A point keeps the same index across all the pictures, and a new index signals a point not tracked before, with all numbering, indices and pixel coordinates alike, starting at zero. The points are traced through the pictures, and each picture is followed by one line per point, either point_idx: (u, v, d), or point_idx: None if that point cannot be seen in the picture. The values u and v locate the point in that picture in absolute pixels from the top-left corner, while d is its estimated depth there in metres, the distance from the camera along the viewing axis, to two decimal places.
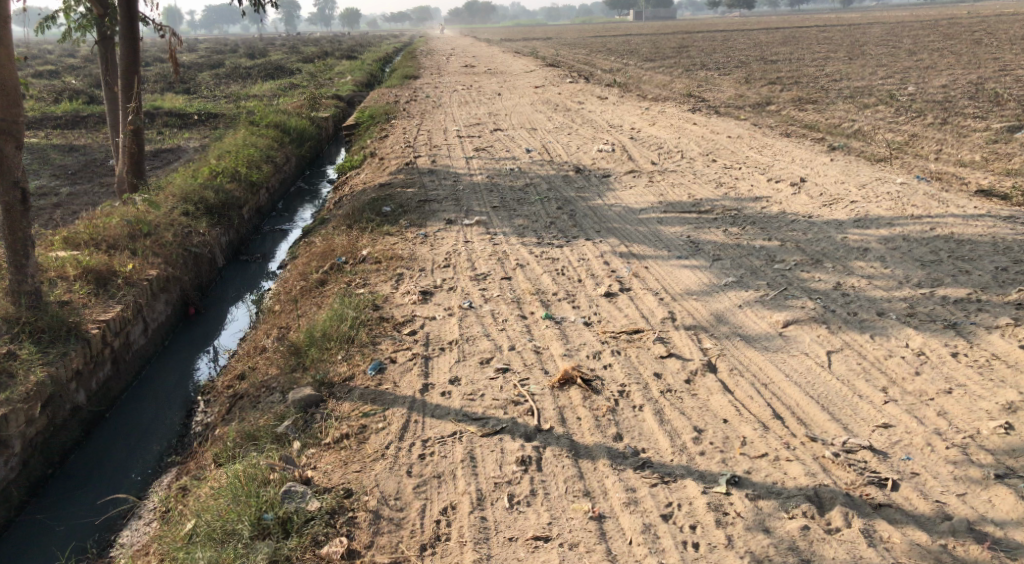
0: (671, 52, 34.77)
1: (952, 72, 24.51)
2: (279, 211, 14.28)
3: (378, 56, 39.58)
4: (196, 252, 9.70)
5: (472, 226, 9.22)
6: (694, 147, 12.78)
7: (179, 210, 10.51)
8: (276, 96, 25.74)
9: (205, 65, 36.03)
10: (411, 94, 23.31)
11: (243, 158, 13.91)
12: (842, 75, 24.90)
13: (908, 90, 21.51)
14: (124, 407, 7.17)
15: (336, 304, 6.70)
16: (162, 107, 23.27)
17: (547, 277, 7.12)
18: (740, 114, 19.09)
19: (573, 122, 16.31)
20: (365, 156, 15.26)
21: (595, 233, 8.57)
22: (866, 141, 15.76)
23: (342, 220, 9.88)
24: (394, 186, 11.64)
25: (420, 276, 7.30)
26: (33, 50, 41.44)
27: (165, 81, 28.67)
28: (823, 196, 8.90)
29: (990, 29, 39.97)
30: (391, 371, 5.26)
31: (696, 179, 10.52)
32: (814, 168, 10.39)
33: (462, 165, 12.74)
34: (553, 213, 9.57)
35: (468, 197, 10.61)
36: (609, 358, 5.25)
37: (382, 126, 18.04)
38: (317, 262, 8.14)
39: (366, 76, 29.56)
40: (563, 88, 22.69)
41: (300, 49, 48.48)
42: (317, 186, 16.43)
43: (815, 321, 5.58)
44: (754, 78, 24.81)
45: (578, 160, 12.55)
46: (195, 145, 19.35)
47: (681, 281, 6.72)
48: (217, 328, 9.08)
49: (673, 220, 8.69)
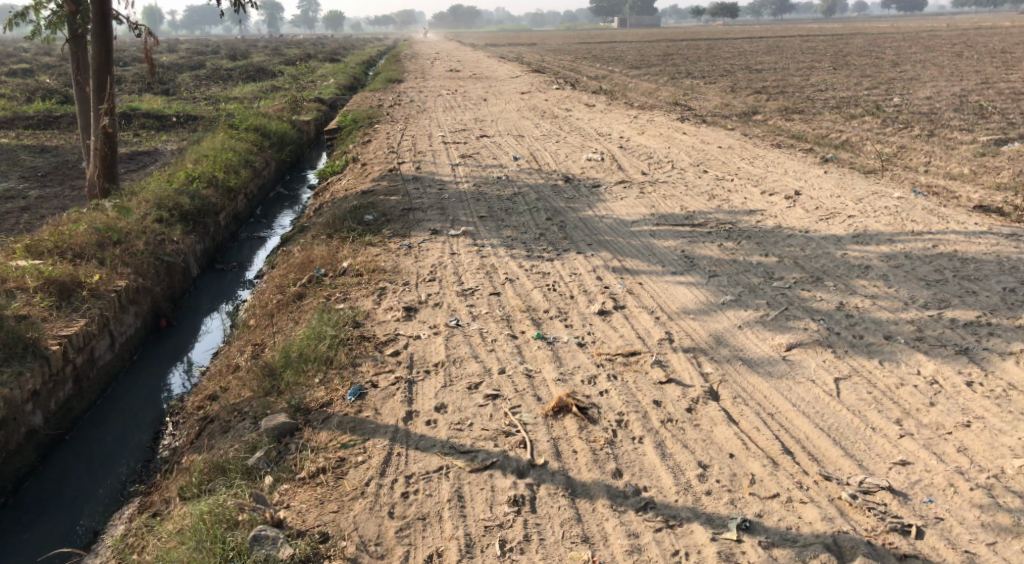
0: (656, 60, 34.69)
1: (936, 83, 24.55)
2: (258, 217, 13.91)
3: (362, 59, 39.21)
4: (170, 261, 9.33)
5: (458, 237, 8.91)
6: (684, 157, 12.54)
7: (151, 216, 10.13)
8: (258, 99, 25.33)
9: (186, 66, 35.49)
10: (395, 98, 22.97)
11: (222, 162, 13.52)
12: (827, 85, 24.86)
13: (894, 100, 21.46)
14: (88, 429, 6.85)
15: (315, 321, 6.38)
16: (139, 108, 22.80)
17: (537, 293, 6.83)
18: (727, 123, 18.93)
19: (559, 129, 16.05)
20: (347, 162, 14.91)
21: (586, 247, 8.29)
22: (855, 152, 15.63)
23: (322, 229, 9.55)
24: (377, 194, 11.32)
25: (404, 290, 6.99)
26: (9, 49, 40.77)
27: (143, 82, 28.15)
28: (819, 209, 8.67)
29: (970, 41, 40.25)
30: (372, 396, 4.95)
31: (688, 191, 10.27)
32: (808, 180, 10.17)
33: (447, 172, 12.43)
34: (542, 224, 9.28)
35: (454, 206, 10.31)
36: (605, 384, 4.96)
37: (365, 131, 17.69)
38: (295, 274, 7.80)
39: (349, 80, 29.20)
40: (549, 94, 22.45)
41: (283, 51, 48.03)
42: (298, 191, 16.06)
43: (819, 344, 5.33)
44: (740, 87, 24.70)
45: (566, 169, 12.29)
46: (173, 148, 18.92)
47: (678, 299, 6.45)
48: (190, 341, 8.71)
49: (666, 233, 8.43)
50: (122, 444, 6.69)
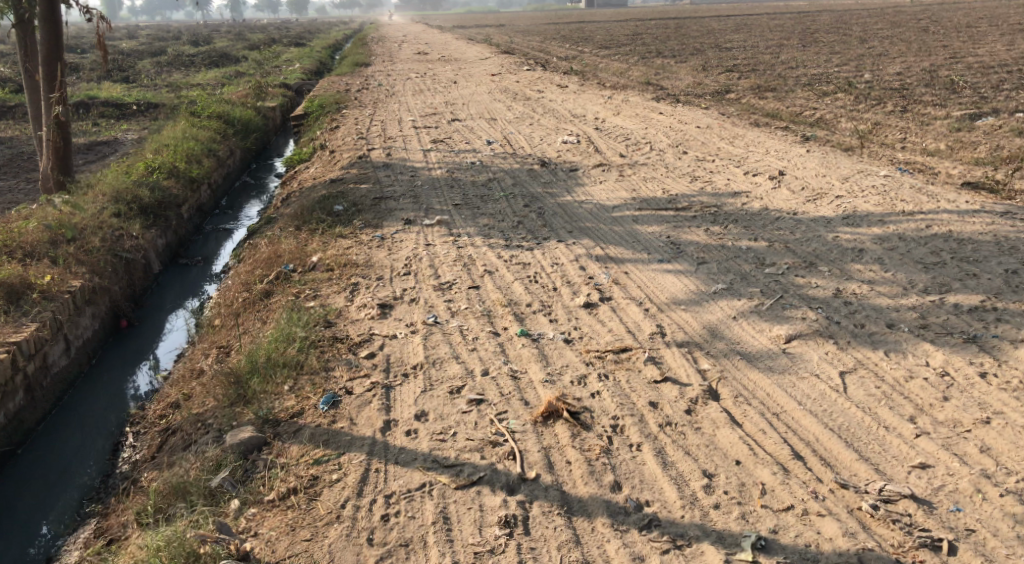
0: (626, 40, 34.31)
1: (906, 58, 24.48)
2: (223, 209, 13.39)
3: (329, 43, 38.47)
4: (129, 257, 8.85)
5: (433, 227, 8.53)
6: (662, 138, 12.22)
7: (108, 211, 9.62)
8: (221, 85, 24.61)
9: (146, 53, 34.52)
10: (362, 82, 22.39)
11: (183, 151, 12.98)
12: (798, 62, 24.65)
13: (865, 76, 21.29)
14: (43, 441, 6.44)
15: (284, 321, 5.99)
16: (96, 96, 22.00)
17: (518, 285, 6.49)
18: (701, 102, 18.64)
19: (533, 111, 15.64)
20: (315, 149, 14.41)
21: (567, 234, 7.95)
22: (831, 130, 15.41)
23: (290, 221, 9.14)
24: (346, 181, 10.89)
25: (377, 286, 6.61)
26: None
27: (101, 69, 27.23)
28: (805, 190, 8.40)
29: (937, 17, 40.24)
30: (346, 404, 4.60)
31: (669, 173, 9.96)
32: (790, 160, 9.91)
33: (419, 158, 12.01)
34: (520, 211, 8.93)
35: (427, 194, 9.91)
36: (597, 384, 4.66)
37: (333, 117, 17.16)
38: (262, 269, 7.37)
39: (315, 64, 28.50)
40: (520, 76, 22.01)
41: (246, 35, 47.01)
42: (264, 180, 15.54)
43: (819, 334, 5.08)
44: (711, 66, 24.42)
45: (541, 153, 11.93)
46: (133, 138, 18.26)
47: (666, 289, 6.16)
48: (153, 341, 8.23)
49: (649, 219, 8.12)
50: (79, 456, 6.25)
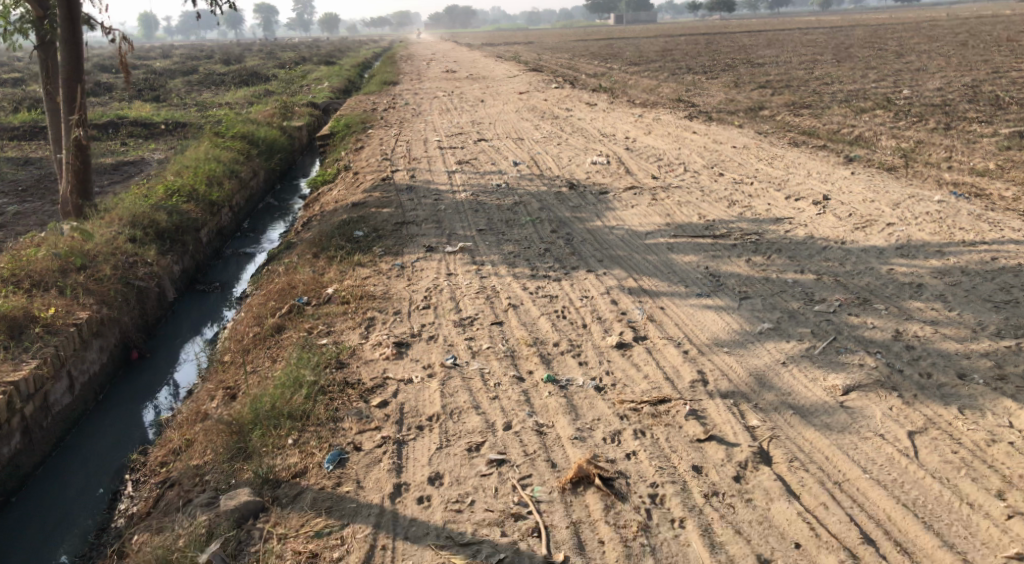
0: (655, 57, 33.88)
1: (946, 74, 23.75)
2: (245, 232, 13.11)
3: (358, 63, 38.60)
4: (141, 285, 8.49)
5: (455, 254, 8.10)
6: (696, 158, 11.72)
7: (122, 236, 9.32)
8: (250, 104, 24.57)
9: (180, 72, 34.82)
10: (389, 101, 22.19)
11: (204, 173, 12.71)
12: (833, 79, 24.02)
13: (904, 93, 20.61)
14: (40, 488, 6.11)
15: (292, 362, 5.56)
16: (126, 116, 22.00)
17: (544, 321, 6.03)
18: (734, 120, 18.12)
19: (561, 131, 15.21)
20: (338, 171, 14.10)
21: (597, 264, 7.47)
22: (871, 149, 14.81)
23: (309, 248, 8.77)
24: (368, 205, 10.53)
25: (395, 321, 6.16)
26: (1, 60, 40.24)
27: (133, 90, 27.38)
28: (852, 216, 7.86)
29: (973, 31, 39.39)
30: (359, 465, 4.21)
31: (704, 197, 9.47)
32: (834, 183, 9.37)
33: (443, 181, 11.62)
34: (547, 238, 8.47)
35: (451, 219, 9.50)
36: (633, 444, 4.24)
37: (358, 137, 16.91)
38: (276, 300, 6.97)
39: (344, 83, 28.42)
40: (549, 94, 21.64)
41: (278, 55, 47.26)
42: (289, 201, 15.28)
43: (879, 384, 4.58)
44: (744, 83, 23.88)
45: (570, 174, 11.49)
46: (160, 158, 18.15)
47: (705, 329, 5.66)
48: (164, 375, 7.85)
49: (685, 247, 7.63)
50: (76, 508, 5.90)
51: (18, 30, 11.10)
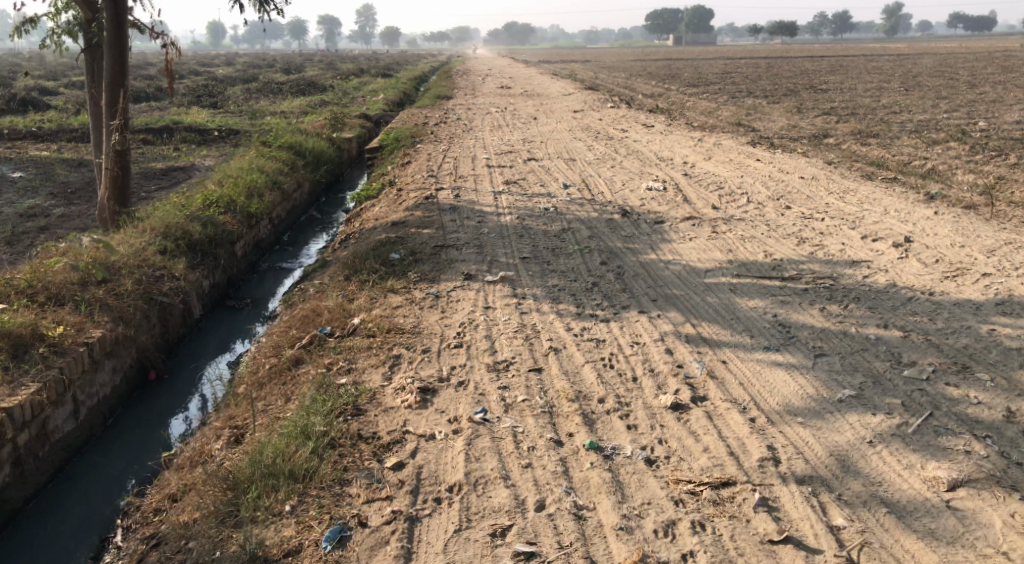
0: (714, 78, 33.02)
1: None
2: (284, 246, 12.68)
3: (414, 74, 38.52)
4: (164, 300, 8.00)
5: (495, 284, 7.48)
6: (760, 188, 10.95)
7: (151, 247, 8.92)
8: (304, 113, 24.43)
9: (239, 79, 35.07)
10: (441, 115, 21.78)
11: (244, 184, 12.32)
12: (902, 107, 22.91)
13: (979, 125, 19.49)
14: (30, 523, 5.62)
15: (304, 404, 4.99)
16: (180, 121, 21.97)
17: (589, 370, 5.34)
18: (798, 147, 17.24)
19: (616, 153, 14.55)
20: (382, 186, 13.63)
21: (651, 303, 6.76)
22: (946, 183, 13.82)
23: (341, 270, 8.24)
24: (408, 225, 10.00)
25: (422, 361, 5.55)
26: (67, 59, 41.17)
27: (192, 95, 27.52)
28: (940, 263, 7.08)
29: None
30: (374, 552, 3.68)
31: (771, 232, 8.71)
32: (916, 223, 8.55)
33: (489, 201, 11.02)
34: (596, 270, 7.79)
35: (494, 243, 8.89)
36: (691, 542, 3.65)
37: (406, 151, 16.48)
38: (298, 329, 6.40)
39: (398, 95, 28.16)
40: (604, 113, 20.99)
41: (337, 66, 47.47)
42: (331, 215, 14.86)
43: (994, 485, 3.85)
44: (807, 107, 22.91)
45: (623, 200, 10.81)
46: (210, 165, 17.95)
47: (776, 393, 4.92)
48: (182, 400, 7.30)
49: (751, 290, 6.88)
50: (68, 551, 5.39)
51: (65, 31, 10.78)
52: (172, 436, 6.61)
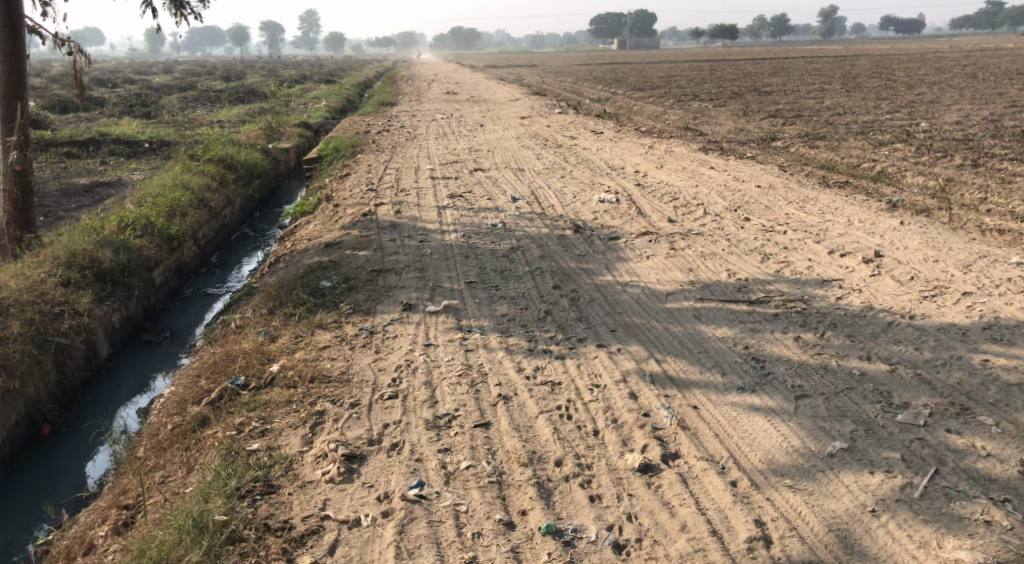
0: (660, 81, 32.72)
1: (963, 106, 22.61)
2: (211, 269, 11.74)
3: (357, 80, 37.54)
4: (61, 340, 7.21)
5: (438, 314, 6.75)
6: (716, 199, 10.40)
7: (51, 281, 7.98)
8: (240, 123, 23.33)
9: (176, 88, 33.65)
10: (384, 123, 20.94)
11: (166, 203, 11.38)
12: (846, 109, 22.79)
13: (922, 125, 19.41)
14: None
15: (204, 482, 4.23)
16: (109, 133, 20.72)
17: (543, 423, 4.66)
18: (747, 151, 16.86)
19: (565, 162, 13.93)
20: (318, 202, 12.77)
21: (610, 335, 6.09)
22: (898, 186, 13.52)
23: (265, 302, 7.44)
24: (344, 246, 9.22)
25: (350, 418, 4.81)
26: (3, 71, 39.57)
27: (124, 105, 26.14)
28: (915, 281, 6.59)
29: (978, 62, 38.70)
30: None
31: (732, 248, 8.15)
32: (883, 235, 8.07)
33: (432, 217, 10.27)
34: (548, 295, 7.10)
35: (436, 266, 8.14)
36: None
37: (345, 162, 15.62)
38: (208, 379, 5.57)
39: (340, 102, 27.15)
40: (552, 119, 20.40)
41: (280, 72, 45.99)
42: (266, 232, 13.93)
43: None
44: (754, 111, 22.64)
45: (575, 213, 10.19)
46: (138, 179, 16.84)
47: (757, 446, 4.30)
48: (78, 459, 6.61)
49: (717, 316, 6.27)
50: None
51: None
52: (53, 509, 5.97)
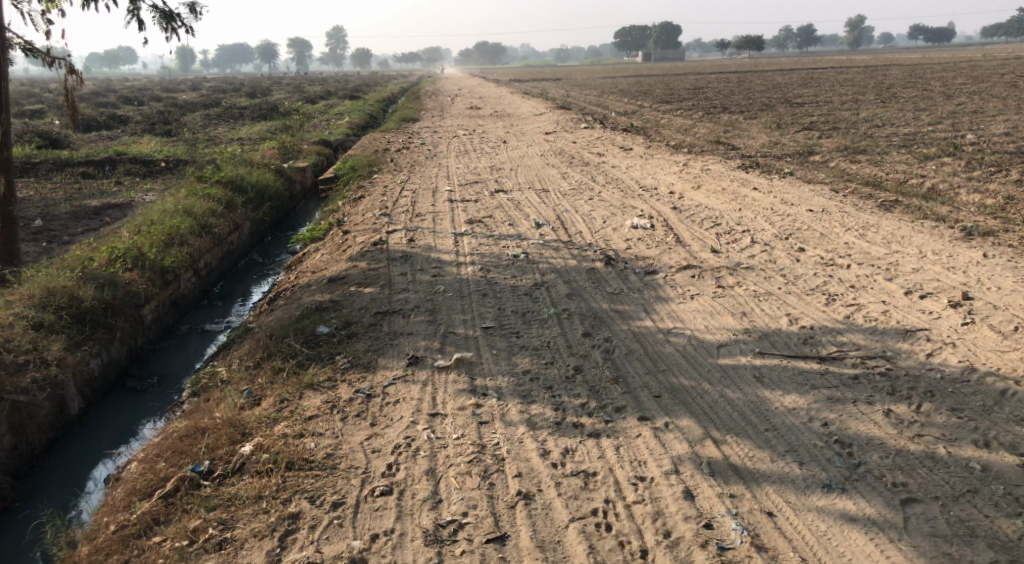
0: (687, 94, 31.57)
1: (1009, 117, 21.25)
2: (211, 301, 10.81)
3: (382, 96, 36.83)
4: (19, 398, 6.38)
5: (448, 369, 5.74)
6: (763, 225, 9.32)
7: (19, 324, 7.12)
8: (259, 140, 22.61)
9: (199, 104, 33.11)
10: (404, 140, 20.08)
11: (161, 231, 10.50)
12: (885, 120, 21.54)
13: (968, 137, 18.14)
14: None
15: None
16: (124, 152, 20.02)
17: (577, 540, 3.89)
18: (785, 165, 15.74)
19: (594, 182, 12.91)
20: (329, 227, 11.85)
21: (654, 403, 5.04)
22: (954, 204, 12.33)
23: (252, 351, 6.50)
24: (348, 281, 8.27)
25: (329, 528, 4.00)
26: (35, 88, 39.57)
27: (145, 123, 25.53)
28: (1022, 335, 5.52)
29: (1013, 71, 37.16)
30: None
31: (791, 286, 7.05)
32: (967, 271, 6.97)
33: (448, 246, 9.30)
34: (578, 344, 6.05)
35: (450, 306, 7.13)
36: None
37: (359, 183, 14.72)
38: (165, 463, 4.62)
39: (362, 118, 26.34)
40: (577, 135, 19.41)
41: (304, 88, 45.45)
42: (275, 258, 13.00)
43: None
44: (787, 123, 21.47)
45: (605, 241, 9.17)
46: (148, 200, 16.04)
47: None
48: (24, 541, 5.70)
49: (784, 379, 5.19)
50: None
51: None
52: None
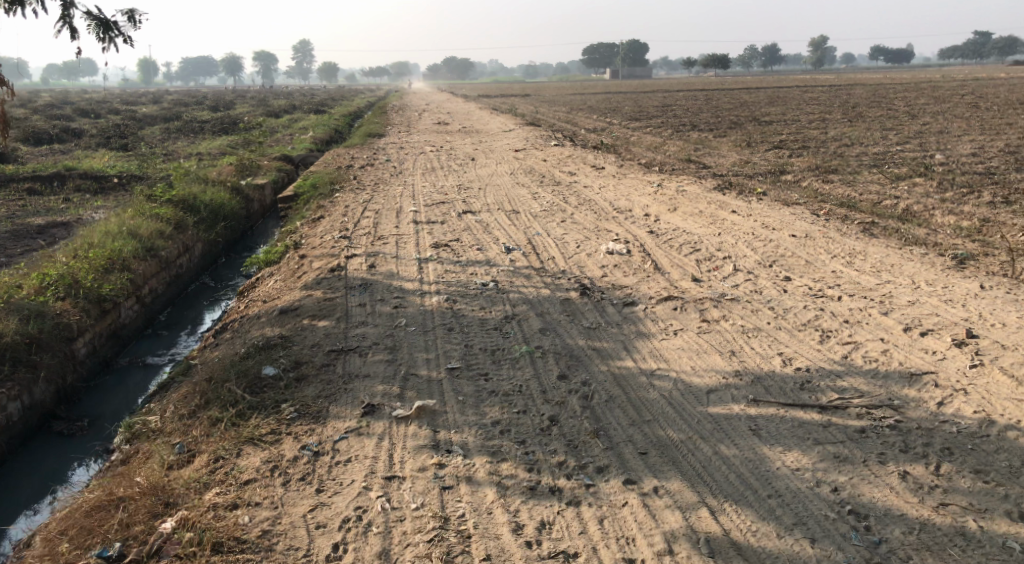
0: (656, 111, 31.27)
1: (974, 138, 21.19)
2: (156, 331, 10.06)
3: (348, 111, 36.08)
4: None
5: (406, 420, 5.10)
6: (745, 251, 8.84)
7: None
8: (219, 156, 21.78)
9: (159, 118, 32.07)
10: (369, 156, 19.43)
11: (102, 256, 9.73)
12: (854, 139, 21.34)
13: (937, 158, 17.95)
14: None
15: None
16: (76, 167, 19.07)
17: None
18: (757, 185, 15.36)
19: (565, 203, 12.38)
20: (286, 249, 11.15)
21: (641, 462, 4.50)
22: (931, 227, 11.99)
23: (189, 395, 5.83)
24: (302, 312, 7.63)
25: None
26: None
27: (101, 137, 24.52)
28: None
29: (974, 92, 37.45)
30: None
31: (781, 321, 6.52)
32: (966, 305, 6.53)
33: (412, 273, 8.69)
34: (552, 389, 5.43)
35: (411, 343, 6.49)
36: None
37: (320, 202, 14.05)
38: (69, 544, 4.19)
39: (327, 133, 25.61)
40: (547, 153, 18.90)
41: (269, 103, 44.55)
42: (228, 282, 12.24)
43: None
44: (756, 142, 21.19)
45: (579, 268, 8.62)
46: (98, 218, 15.16)
47: None
48: None
49: (784, 434, 4.65)
50: None
51: None
52: None
